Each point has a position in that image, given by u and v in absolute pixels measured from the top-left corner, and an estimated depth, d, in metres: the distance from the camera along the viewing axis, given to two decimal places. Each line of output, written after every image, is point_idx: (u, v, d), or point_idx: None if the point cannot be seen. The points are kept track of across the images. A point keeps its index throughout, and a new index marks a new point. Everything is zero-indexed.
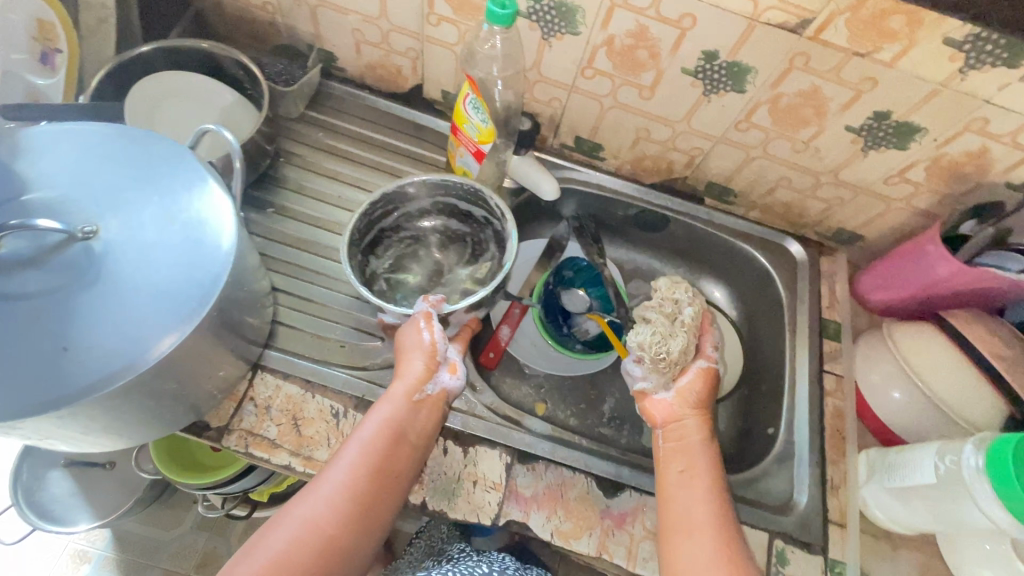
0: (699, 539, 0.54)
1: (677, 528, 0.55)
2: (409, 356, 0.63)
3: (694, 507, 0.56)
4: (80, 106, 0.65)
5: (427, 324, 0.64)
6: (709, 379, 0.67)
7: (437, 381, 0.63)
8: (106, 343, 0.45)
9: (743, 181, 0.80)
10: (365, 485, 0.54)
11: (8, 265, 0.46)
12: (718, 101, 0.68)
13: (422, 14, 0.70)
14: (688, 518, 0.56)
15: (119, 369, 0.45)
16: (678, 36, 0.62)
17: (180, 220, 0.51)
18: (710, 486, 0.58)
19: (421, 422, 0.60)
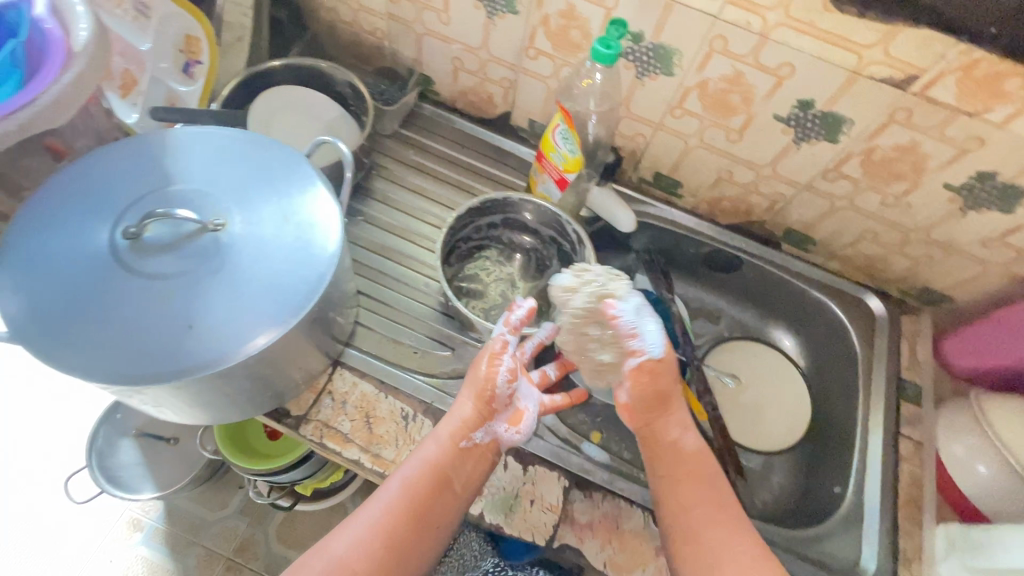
0: (725, 553, 0.54)
1: (700, 549, 0.55)
2: (465, 395, 0.61)
3: (706, 518, 0.56)
4: (213, 112, 0.72)
5: (496, 359, 0.61)
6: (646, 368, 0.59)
7: (491, 430, 0.61)
8: (223, 325, 0.50)
9: (825, 230, 0.79)
10: (394, 526, 0.55)
11: (151, 248, 0.51)
12: (808, 148, 0.68)
13: (521, 48, 0.74)
14: (685, 528, 0.57)
15: (232, 352, 0.49)
16: (774, 84, 0.63)
17: (295, 222, 0.56)
18: (700, 489, 0.58)
19: (467, 470, 0.59)
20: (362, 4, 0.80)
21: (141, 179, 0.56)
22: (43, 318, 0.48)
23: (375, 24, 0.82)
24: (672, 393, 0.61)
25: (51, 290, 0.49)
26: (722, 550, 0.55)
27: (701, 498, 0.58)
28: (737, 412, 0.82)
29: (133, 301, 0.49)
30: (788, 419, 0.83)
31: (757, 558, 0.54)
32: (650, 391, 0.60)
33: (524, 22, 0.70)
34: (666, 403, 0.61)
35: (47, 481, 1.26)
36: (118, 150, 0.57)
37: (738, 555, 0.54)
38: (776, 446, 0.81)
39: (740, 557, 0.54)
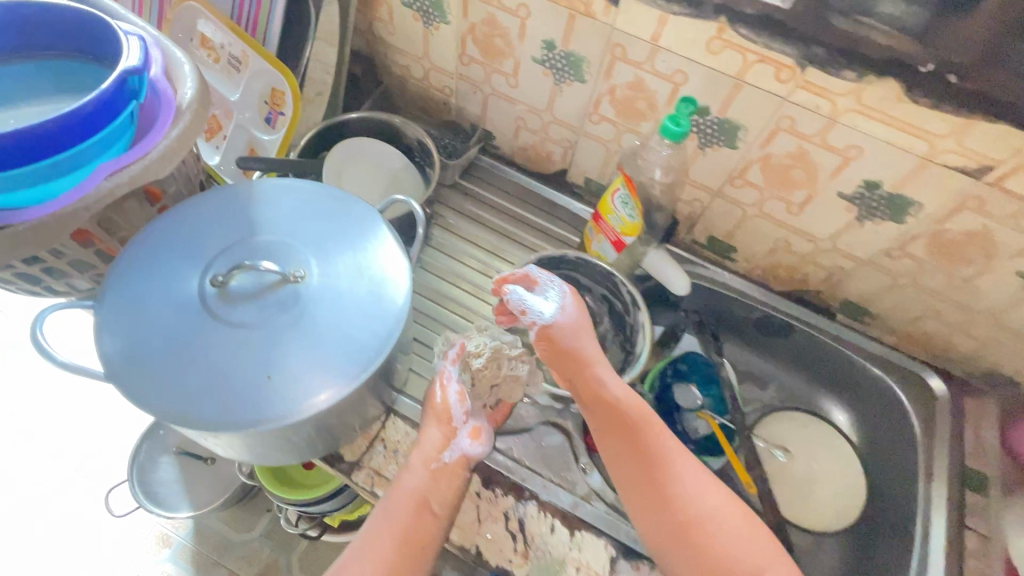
0: (681, 487, 0.59)
1: (657, 490, 0.59)
2: (427, 423, 0.66)
3: (654, 457, 0.60)
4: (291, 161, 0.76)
5: (443, 386, 0.68)
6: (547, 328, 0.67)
7: (457, 447, 0.64)
8: (299, 376, 0.52)
9: (885, 305, 0.78)
10: (393, 556, 0.58)
11: (236, 297, 0.54)
12: (872, 226, 0.68)
13: (585, 113, 0.77)
14: (643, 483, 0.60)
15: (305, 405, 0.51)
16: (840, 163, 0.64)
17: (368, 277, 0.58)
18: (633, 435, 0.61)
19: (445, 490, 0.61)
20: (434, 64, 0.84)
21: (231, 228, 0.59)
22: (138, 360, 0.51)
23: (444, 82, 0.86)
24: (588, 340, 0.67)
25: (146, 333, 0.52)
26: (675, 485, 0.59)
27: (644, 437, 0.61)
28: (787, 486, 0.80)
29: (218, 348, 0.52)
30: (842, 498, 0.79)
31: (705, 482, 0.60)
32: (567, 351, 0.66)
33: (591, 90, 0.73)
34: (580, 356, 0.66)
35: (86, 490, 1.28)
36: (210, 199, 0.61)
37: (688, 484, 0.59)
38: (828, 525, 0.77)
39: (690, 487, 0.59)
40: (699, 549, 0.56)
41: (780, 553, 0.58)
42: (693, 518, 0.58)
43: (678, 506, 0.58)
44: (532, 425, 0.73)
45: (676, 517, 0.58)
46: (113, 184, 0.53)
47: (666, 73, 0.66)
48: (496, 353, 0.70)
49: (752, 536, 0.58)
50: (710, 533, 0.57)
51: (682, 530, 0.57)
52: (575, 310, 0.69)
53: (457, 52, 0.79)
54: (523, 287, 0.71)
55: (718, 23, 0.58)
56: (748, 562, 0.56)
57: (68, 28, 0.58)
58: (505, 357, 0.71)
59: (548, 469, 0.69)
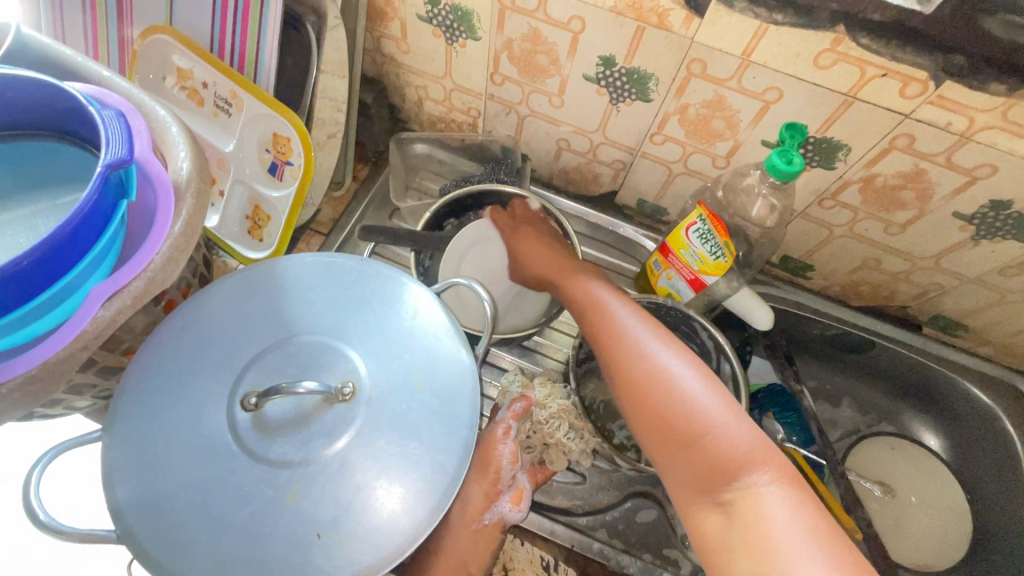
0: (632, 344, 0.52)
1: (613, 354, 0.53)
2: (469, 475, 0.58)
3: (606, 324, 0.55)
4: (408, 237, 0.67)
5: (506, 437, 0.58)
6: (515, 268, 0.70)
7: (496, 510, 0.57)
8: (356, 532, 0.43)
9: (984, 319, 0.71)
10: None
11: (274, 427, 0.44)
12: (987, 246, 0.60)
13: (645, 134, 0.66)
14: (608, 350, 0.54)
15: (363, 569, 0.42)
16: (964, 183, 0.55)
17: (430, 389, 0.48)
18: (597, 309, 0.58)
19: (480, 552, 0.57)
20: (458, 83, 0.72)
21: (259, 332, 0.49)
22: (163, 516, 0.43)
23: (469, 102, 0.75)
24: (539, 263, 0.67)
25: (172, 486, 0.43)
26: (628, 346, 0.52)
27: (602, 315, 0.57)
28: (887, 521, 0.74)
29: (258, 503, 0.43)
30: (941, 526, 0.74)
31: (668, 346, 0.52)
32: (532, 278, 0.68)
33: (655, 110, 0.63)
34: (544, 262, 0.66)
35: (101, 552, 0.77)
36: (229, 294, 0.50)
37: (645, 343, 0.52)
38: (934, 559, 0.73)
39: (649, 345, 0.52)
40: (652, 410, 0.48)
41: (757, 429, 0.45)
42: (644, 375, 0.49)
43: (632, 362, 0.51)
44: (622, 500, 0.65)
45: (626, 373, 0.51)
46: (113, 312, 0.42)
47: (755, 91, 0.56)
48: (563, 414, 0.63)
49: (724, 405, 0.46)
50: (667, 387, 0.48)
51: (631, 390, 0.50)
52: (522, 236, 0.69)
53: (488, 70, 0.68)
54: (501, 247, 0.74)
55: (835, 33, 0.47)
56: (712, 425, 0.45)
57: (22, 106, 0.46)
58: (567, 423, 0.62)
59: (646, 548, 0.63)
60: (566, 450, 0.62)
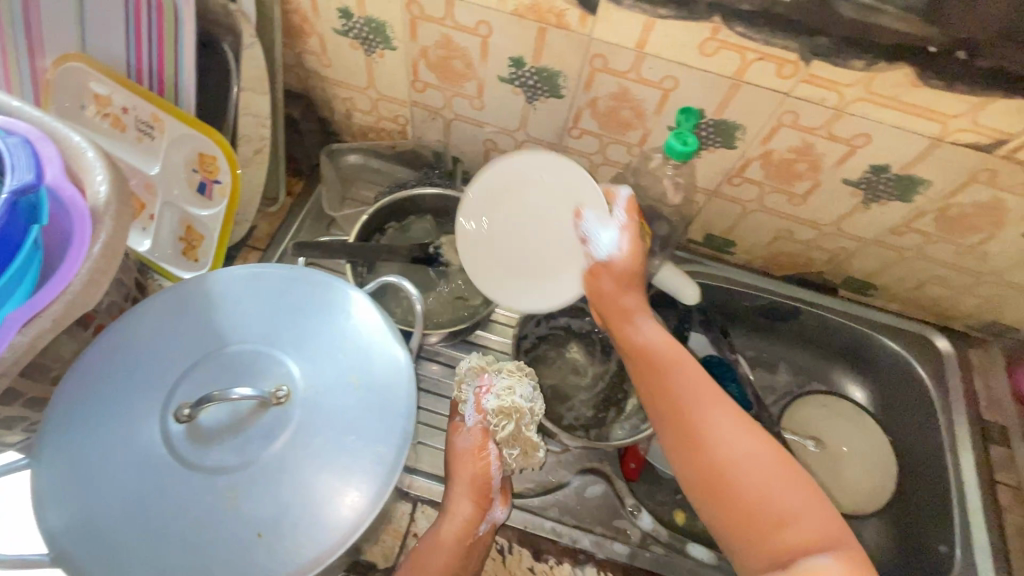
0: (703, 419, 0.51)
1: (684, 426, 0.52)
2: (459, 493, 0.56)
3: (671, 407, 0.53)
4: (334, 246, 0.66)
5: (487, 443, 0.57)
6: (600, 272, 0.60)
7: (489, 517, 0.58)
8: (298, 528, 0.44)
9: (888, 278, 0.77)
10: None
11: (208, 434, 0.45)
12: (878, 208, 0.66)
13: (564, 128, 0.70)
14: (679, 418, 0.53)
15: (307, 563, 0.43)
16: (847, 152, 0.60)
17: (365, 385, 0.50)
18: (669, 374, 0.55)
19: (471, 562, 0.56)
20: (382, 93, 0.75)
21: (190, 345, 0.49)
22: (96, 535, 0.42)
23: (396, 110, 0.77)
24: (614, 314, 0.60)
25: (105, 503, 0.43)
26: (699, 422, 0.51)
27: (667, 380, 0.55)
28: (822, 472, 0.80)
29: (197, 511, 0.43)
30: (871, 471, 0.80)
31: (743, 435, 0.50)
32: (606, 308, 0.60)
33: (568, 105, 0.66)
34: (614, 313, 0.60)
35: None
36: (158, 310, 0.50)
37: (713, 431, 0.50)
38: (865, 501, 0.78)
39: (717, 433, 0.50)
40: (728, 494, 0.48)
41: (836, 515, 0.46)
42: (716, 473, 0.49)
43: (706, 439, 0.50)
44: (570, 479, 0.67)
45: (694, 471, 0.50)
46: (31, 337, 0.43)
47: (654, 80, 0.60)
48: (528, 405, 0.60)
49: (800, 492, 0.47)
50: (744, 471, 0.48)
51: (705, 467, 0.50)
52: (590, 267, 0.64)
53: (409, 77, 0.70)
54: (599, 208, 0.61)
55: (713, 23, 0.52)
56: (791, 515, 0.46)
57: None
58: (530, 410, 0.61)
59: (597, 522, 0.65)
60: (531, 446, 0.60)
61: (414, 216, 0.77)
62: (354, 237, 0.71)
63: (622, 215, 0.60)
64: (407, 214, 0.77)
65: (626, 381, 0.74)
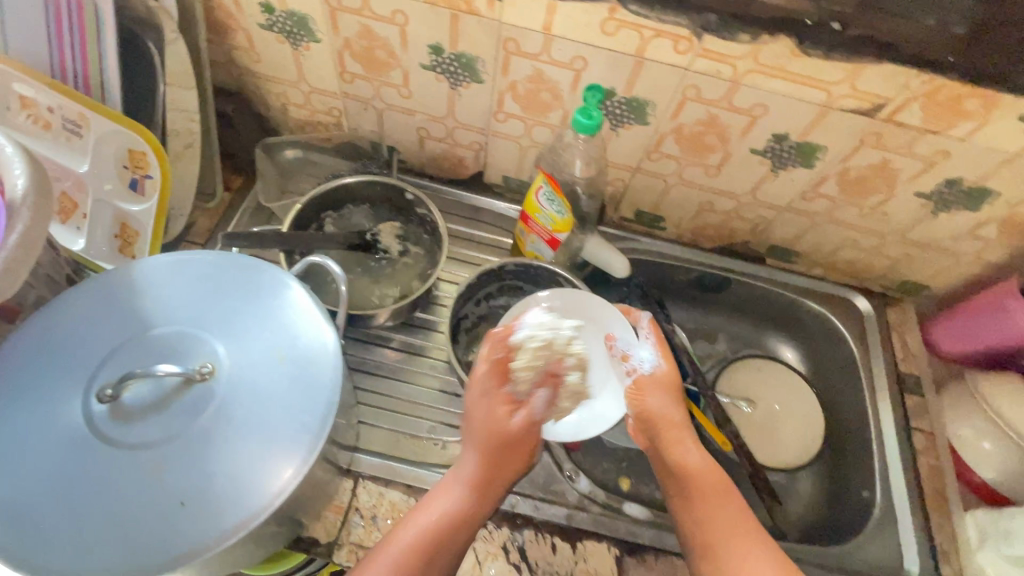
0: (728, 528, 0.58)
1: (709, 533, 0.59)
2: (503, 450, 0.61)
3: (709, 534, 0.58)
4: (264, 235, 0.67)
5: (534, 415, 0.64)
6: (642, 389, 0.68)
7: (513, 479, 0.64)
8: (222, 496, 0.45)
9: (807, 243, 0.81)
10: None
11: (132, 412, 0.46)
12: (786, 175, 0.70)
13: (490, 113, 0.73)
14: (701, 527, 0.59)
15: (231, 528, 0.44)
16: (749, 122, 0.64)
17: (290, 360, 0.52)
18: (704, 485, 0.61)
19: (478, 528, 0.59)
20: (314, 86, 0.76)
21: (114, 329, 0.51)
22: (18, 515, 0.43)
23: (329, 103, 0.79)
24: (667, 430, 0.65)
25: (28, 483, 0.44)
26: (723, 532, 0.58)
27: (701, 492, 0.61)
28: (756, 431, 0.84)
29: (121, 485, 0.45)
30: (804, 427, 0.84)
31: (757, 563, 0.55)
32: (650, 424, 0.66)
33: (490, 89, 0.69)
34: (666, 430, 0.65)
35: None
36: (81, 298, 0.51)
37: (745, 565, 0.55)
38: (800, 456, 0.82)
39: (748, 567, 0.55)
40: None
41: None
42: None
43: (727, 545, 0.57)
44: None
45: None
46: None
47: (564, 61, 0.63)
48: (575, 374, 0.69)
49: None
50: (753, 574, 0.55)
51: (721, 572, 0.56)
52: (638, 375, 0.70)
53: (337, 69, 0.73)
54: (627, 323, 0.71)
55: (609, 4, 0.55)
56: None
57: None
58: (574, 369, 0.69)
59: (535, 487, 0.68)
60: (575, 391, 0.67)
61: (351, 205, 0.79)
62: (287, 226, 0.72)
63: (651, 333, 0.71)
64: (343, 202, 0.78)
65: None
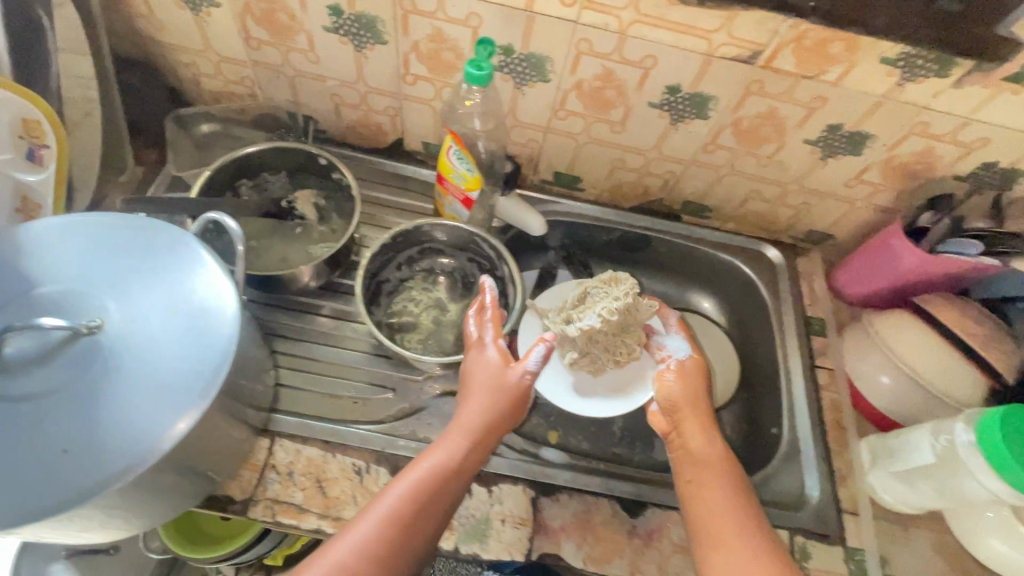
0: (732, 516, 0.58)
1: (712, 516, 0.58)
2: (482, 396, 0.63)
3: (710, 520, 0.58)
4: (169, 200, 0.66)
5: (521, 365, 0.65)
6: (669, 375, 0.70)
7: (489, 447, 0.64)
8: (105, 444, 0.46)
9: (716, 197, 0.85)
10: (388, 545, 0.53)
11: (14, 366, 0.47)
12: (685, 127, 0.73)
13: (399, 76, 0.74)
14: (709, 509, 0.59)
15: (113, 474, 0.45)
16: (642, 75, 0.67)
17: (184, 313, 0.52)
18: (720, 479, 0.61)
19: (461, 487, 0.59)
20: (222, 54, 0.75)
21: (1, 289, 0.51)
22: None
23: (240, 72, 0.78)
24: (690, 416, 0.67)
25: None
26: (726, 518, 0.58)
27: (712, 480, 0.61)
28: None
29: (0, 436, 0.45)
30: (721, 375, 0.88)
31: (749, 557, 0.55)
32: (674, 409, 0.68)
33: (395, 51, 0.70)
34: (690, 417, 0.66)
35: None
36: None
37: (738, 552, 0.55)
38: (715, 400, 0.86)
39: (739, 556, 0.55)
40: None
41: None
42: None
43: (727, 529, 0.57)
44: (428, 402, 0.71)
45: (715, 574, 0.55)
46: None
47: (460, 19, 0.65)
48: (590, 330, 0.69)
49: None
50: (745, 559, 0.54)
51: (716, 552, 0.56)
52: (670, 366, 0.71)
53: (241, 35, 0.72)
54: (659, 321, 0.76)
55: None
56: None
57: None
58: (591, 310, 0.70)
59: None
60: (616, 357, 0.72)
61: (266, 174, 0.79)
62: (196, 193, 0.72)
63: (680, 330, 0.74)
64: (257, 171, 0.78)
65: None
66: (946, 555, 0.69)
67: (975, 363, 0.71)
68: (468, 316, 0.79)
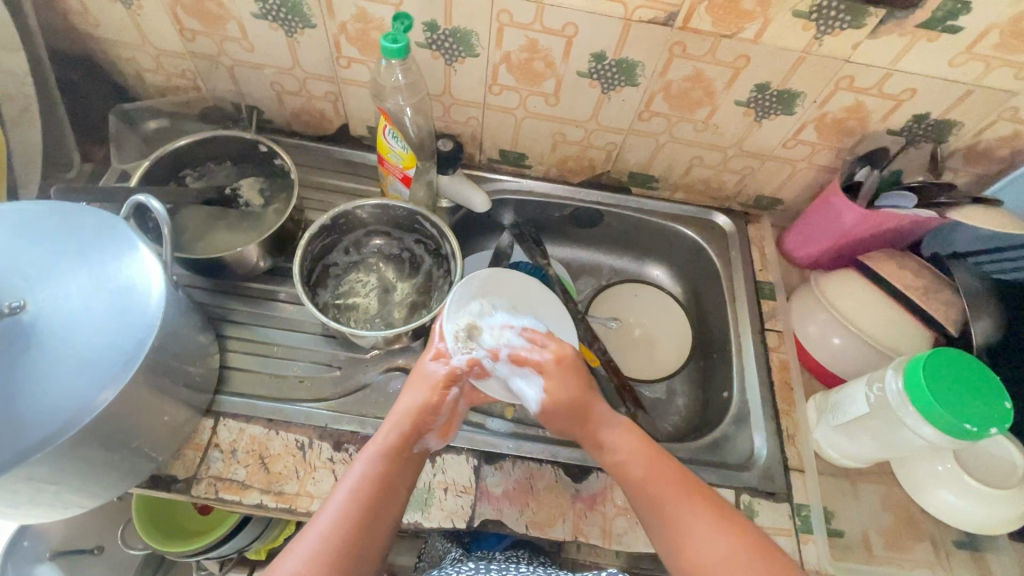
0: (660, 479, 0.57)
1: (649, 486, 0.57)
2: (417, 389, 0.62)
3: (650, 511, 0.56)
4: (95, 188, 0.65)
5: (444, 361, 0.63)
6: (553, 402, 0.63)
7: (424, 444, 0.61)
8: (26, 416, 0.47)
9: (660, 166, 0.85)
10: (343, 543, 0.51)
11: None
12: (617, 96, 0.74)
13: (332, 60, 0.75)
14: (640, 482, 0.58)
15: (35, 443, 0.46)
16: (566, 44, 0.68)
17: (108, 291, 0.53)
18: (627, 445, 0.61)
19: (408, 476, 0.58)
20: (160, 48, 0.77)
21: None
22: None
23: (180, 65, 0.79)
24: (591, 404, 0.62)
25: None
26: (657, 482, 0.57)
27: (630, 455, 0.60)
28: (632, 351, 0.89)
29: None
30: (674, 342, 0.90)
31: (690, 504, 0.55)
32: (583, 409, 0.62)
33: (324, 34, 0.71)
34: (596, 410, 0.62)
35: None
36: None
37: (688, 528, 0.53)
38: (668, 368, 0.88)
39: (689, 528, 0.53)
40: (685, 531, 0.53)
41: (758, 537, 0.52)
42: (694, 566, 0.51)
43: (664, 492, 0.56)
44: (372, 380, 0.72)
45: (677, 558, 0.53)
46: None
47: None
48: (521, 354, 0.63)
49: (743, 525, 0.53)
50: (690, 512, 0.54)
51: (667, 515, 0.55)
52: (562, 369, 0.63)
53: (174, 27, 0.73)
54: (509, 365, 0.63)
55: None
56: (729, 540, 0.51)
57: None
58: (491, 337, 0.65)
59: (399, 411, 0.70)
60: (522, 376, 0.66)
61: (211, 161, 0.80)
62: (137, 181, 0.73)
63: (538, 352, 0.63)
64: (202, 159, 0.80)
65: (430, 290, 0.80)
66: (892, 507, 0.70)
67: (919, 318, 0.71)
68: (414, 295, 0.80)
